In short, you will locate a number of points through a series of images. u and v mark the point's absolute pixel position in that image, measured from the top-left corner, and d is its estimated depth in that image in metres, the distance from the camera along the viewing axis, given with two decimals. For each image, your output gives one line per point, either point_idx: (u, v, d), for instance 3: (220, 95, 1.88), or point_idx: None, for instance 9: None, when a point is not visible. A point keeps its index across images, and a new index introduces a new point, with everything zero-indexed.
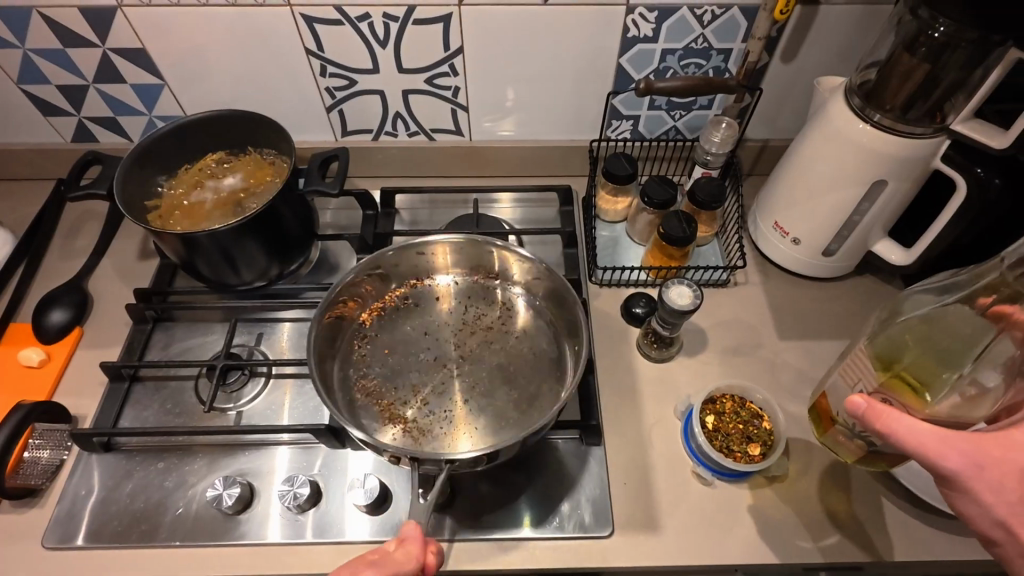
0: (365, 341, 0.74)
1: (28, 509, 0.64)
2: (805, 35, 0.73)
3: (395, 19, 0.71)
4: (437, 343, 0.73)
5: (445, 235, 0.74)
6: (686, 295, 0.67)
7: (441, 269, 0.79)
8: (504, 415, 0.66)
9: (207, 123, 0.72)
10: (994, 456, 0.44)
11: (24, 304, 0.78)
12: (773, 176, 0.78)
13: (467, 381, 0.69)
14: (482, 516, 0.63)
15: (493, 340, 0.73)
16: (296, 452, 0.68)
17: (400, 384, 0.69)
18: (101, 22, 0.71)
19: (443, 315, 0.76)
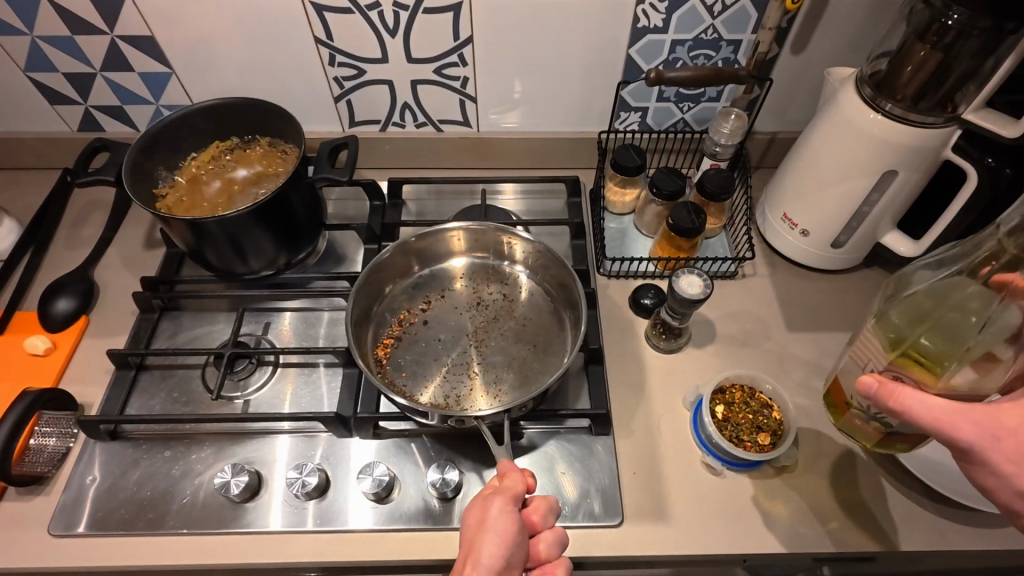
0: (388, 316, 0.75)
1: (33, 497, 0.64)
2: (815, 26, 0.73)
3: (404, 8, 0.71)
4: (454, 316, 0.74)
5: (461, 222, 0.75)
6: (696, 284, 0.67)
7: (457, 253, 0.80)
8: (535, 369, 0.69)
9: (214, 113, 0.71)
10: (1008, 427, 0.44)
11: (29, 293, 0.78)
12: (782, 168, 0.78)
13: (497, 340, 0.71)
14: None
15: (508, 305, 0.75)
16: (299, 440, 0.67)
17: (424, 348, 0.71)
18: (110, 9, 0.71)
19: (457, 292, 0.77)
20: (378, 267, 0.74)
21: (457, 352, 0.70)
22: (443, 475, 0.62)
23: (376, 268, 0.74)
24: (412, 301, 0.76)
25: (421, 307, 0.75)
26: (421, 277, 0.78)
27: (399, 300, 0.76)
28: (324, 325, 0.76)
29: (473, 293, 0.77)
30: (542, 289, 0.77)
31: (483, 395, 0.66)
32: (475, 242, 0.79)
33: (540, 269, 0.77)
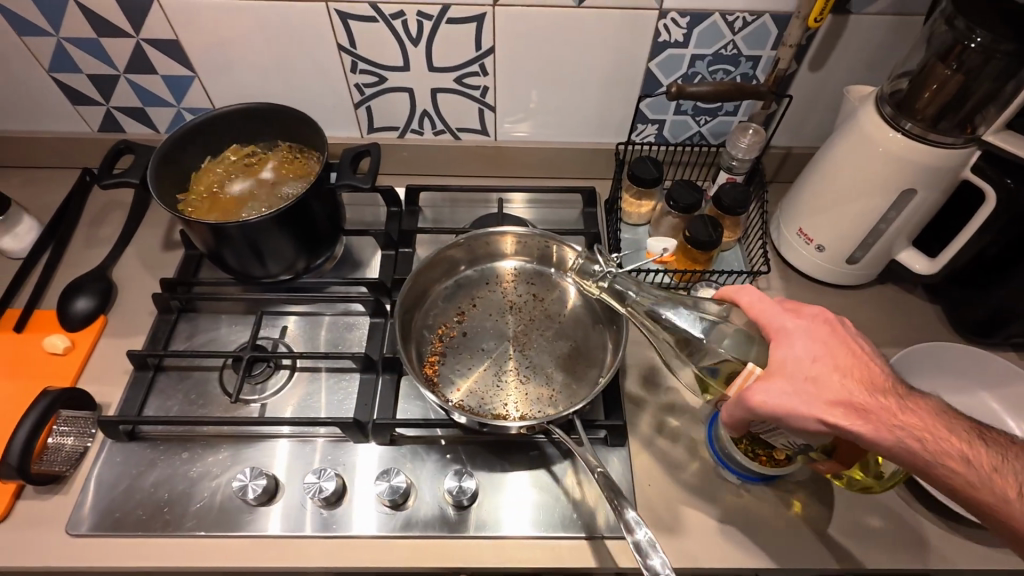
0: (430, 328, 0.73)
1: (51, 496, 0.64)
2: (834, 44, 0.74)
3: (428, 17, 0.72)
4: (489, 321, 0.74)
5: (520, 227, 0.74)
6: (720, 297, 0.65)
7: (510, 254, 0.79)
8: (579, 369, 0.69)
9: (245, 114, 0.72)
10: (780, 381, 0.50)
11: (47, 291, 0.78)
12: (799, 183, 0.79)
13: (537, 343, 0.71)
14: (491, 510, 0.64)
15: (543, 306, 0.75)
16: (298, 445, 0.68)
17: (464, 351, 0.71)
18: (136, 13, 0.71)
19: (495, 295, 0.76)
20: (424, 269, 0.73)
21: (501, 355, 0.70)
22: (460, 483, 0.63)
23: (418, 280, 0.73)
24: (450, 313, 0.74)
25: (456, 316, 0.74)
26: (454, 286, 0.77)
27: (437, 312, 0.75)
28: (341, 329, 0.77)
29: (507, 293, 0.76)
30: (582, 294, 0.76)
31: (522, 400, 0.66)
32: (521, 247, 0.78)
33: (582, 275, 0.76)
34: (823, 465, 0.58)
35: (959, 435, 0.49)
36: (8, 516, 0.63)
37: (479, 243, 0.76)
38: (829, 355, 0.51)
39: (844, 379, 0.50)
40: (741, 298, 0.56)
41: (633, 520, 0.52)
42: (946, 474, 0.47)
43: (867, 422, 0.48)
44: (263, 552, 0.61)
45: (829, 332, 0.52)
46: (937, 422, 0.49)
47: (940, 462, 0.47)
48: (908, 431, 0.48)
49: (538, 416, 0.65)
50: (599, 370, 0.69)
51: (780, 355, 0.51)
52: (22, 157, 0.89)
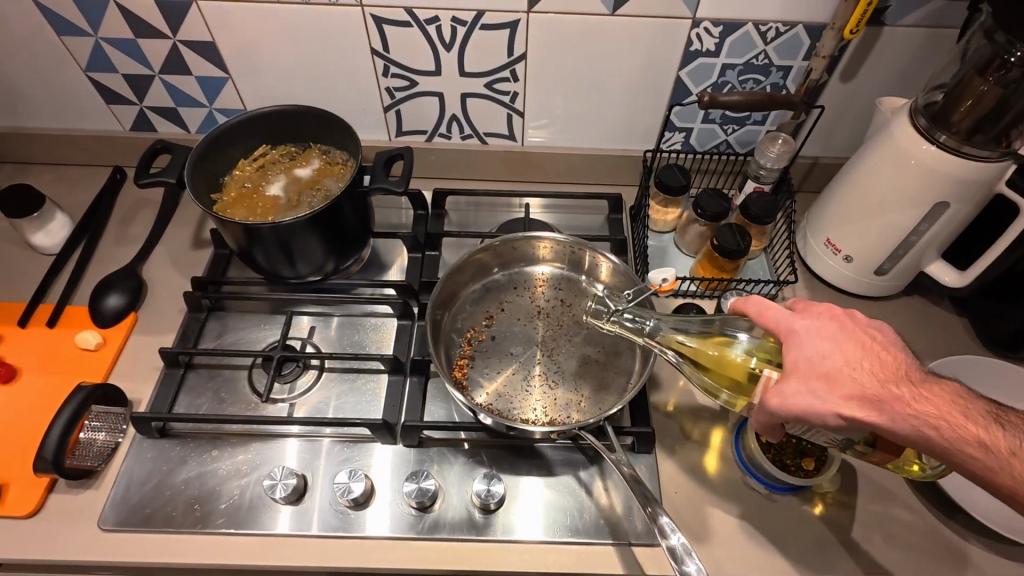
0: (460, 330, 0.73)
1: (83, 490, 0.65)
2: (866, 55, 0.74)
3: (463, 23, 0.72)
4: (517, 325, 0.74)
5: (556, 234, 0.75)
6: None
7: (545, 259, 0.79)
8: (607, 377, 0.69)
9: (284, 115, 0.73)
10: (793, 380, 0.51)
11: (79, 287, 0.79)
12: (827, 194, 0.79)
13: (566, 349, 0.72)
14: (504, 515, 0.64)
15: (572, 312, 0.75)
16: (305, 444, 0.68)
17: (493, 355, 0.71)
18: (174, 14, 0.72)
19: (524, 300, 0.76)
20: (455, 272, 0.74)
21: (529, 360, 0.70)
22: (489, 486, 0.63)
23: (449, 284, 0.74)
24: (479, 315, 0.75)
25: (486, 319, 0.74)
26: (481, 290, 0.77)
27: (467, 315, 0.75)
28: (367, 330, 0.77)
29: (535, 298, 0.77)
30: None
31: (551, 405, 0.67)
32: (557, 254, 0.78)
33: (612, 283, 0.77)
34: (874, 455, 0.57)
35: (980, 418, 0.48)
36: (41, 510, 0.63)
37: (506, 248, 0.77)
38: (841, 350, 0.51)
39: (857, 373, 0.50)
40: (749, 307, 0.56)
41: (668, 525, 0.52)
42: (966, 460, 0.46)
43: (880, 412, 0.48)
44: (268, 553, 0.61)
45: (838, 327, 0.52)
46: (955, 406, 0.48)
47: (959, 447, 0.46)
48: (922, 418, 0.47)
49: (565, 422, 0.65)
50: (627, 379, 0.69)
51: (792, 355, 0.52)
52: (54, 154, 0.91)
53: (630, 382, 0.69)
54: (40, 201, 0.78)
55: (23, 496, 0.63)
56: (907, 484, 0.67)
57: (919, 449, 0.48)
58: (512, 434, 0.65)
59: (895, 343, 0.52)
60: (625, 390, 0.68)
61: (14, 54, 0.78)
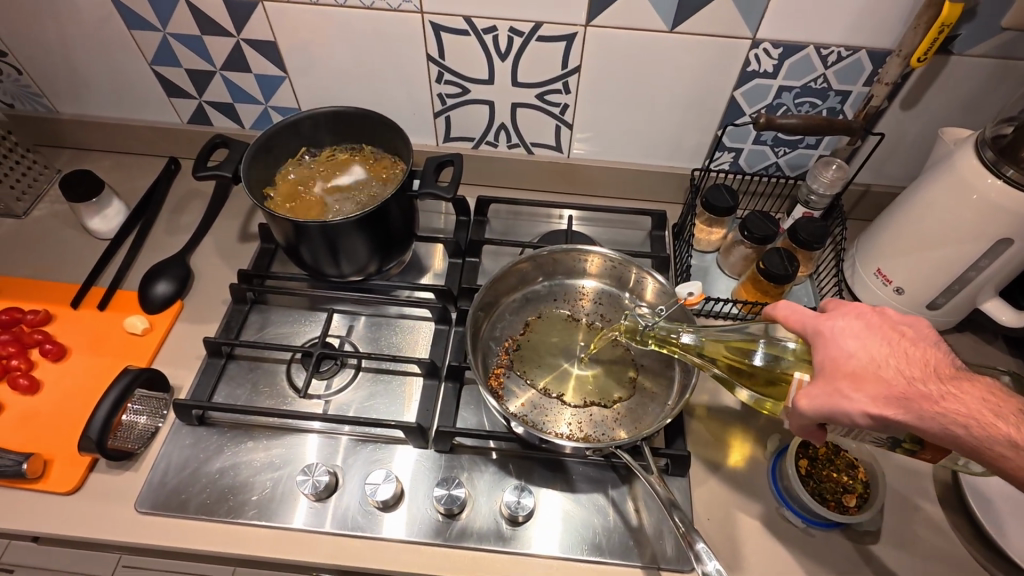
0: (498, 340, 0.73)
1: (123, 471, 0.66)
2: (930, 84, 0.72)
3: (519, 34, 0.73)
4: (557, 336, 0.74)
5: (606, 249, 0.74)
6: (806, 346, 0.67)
7: (590, 274, 0.79)
8: (646, 395, 0.69)
9: (341, 119, 0.75)
10: (821, 381, 0.49)
11: (129, 272, 0.81)
12: (880, 223, 0.76)
13: (603, 365, 0.71)
14: (527, 528, 0.63)
15: None
16: (323, 441, 0.68)
17: (530, 364, 0.71)
18: (240, 14, 0.74)
19: (565, 313, 0.76)
20: (497, 279, 0.74)
21: (568, 370, 0.70)
22: (520, 498, 0.62)
23: (490, 293, 0.73)
24: (519, 324, 0.75)
25: (523, 330, 0.74)
26: (518, 300, 0.77)
27: (506, 324, 0.75)
28: (404, 332, 0.77)
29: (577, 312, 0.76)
30: None
31: (585, 420, 0.66)
32: (607, 271, 0.77)
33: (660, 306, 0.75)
34: (926, 454, 0.54)
35: (1016, 415, 0.45)
36: (81, 487, 0.65)
37: (547, 259, 0.76)
38: (867, 347, 0.49)
39: (887, 370, 0.48)
40: (776, 310, 0.55)
41: (704, 551, 0.51)
42: (998, 459, 0.44)
43: (908, 411, 0.46)
44: (290, 546, 0.62)
45: (865, 324, 0.50)
46: (986, 403, 0.45)
47: (988, 446, 0.44)
48: (951, 416, 0.45)
49: (599, 437, 0.65)
50: (666, 399, 0.68)
51: (821, 355, 0.50)
52: (115, 142, 0.94)
53: (669, 402, 0.68)
54: (99, 187, 0.81)
55: (66, 473, 0.64)
56: (955, 529, 0.64)
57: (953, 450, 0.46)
58: (542, 447, 0.64)
59: (927, 338, 0.50)
60: (663, 411, 0.67)
61: (86, 45, 0.81)
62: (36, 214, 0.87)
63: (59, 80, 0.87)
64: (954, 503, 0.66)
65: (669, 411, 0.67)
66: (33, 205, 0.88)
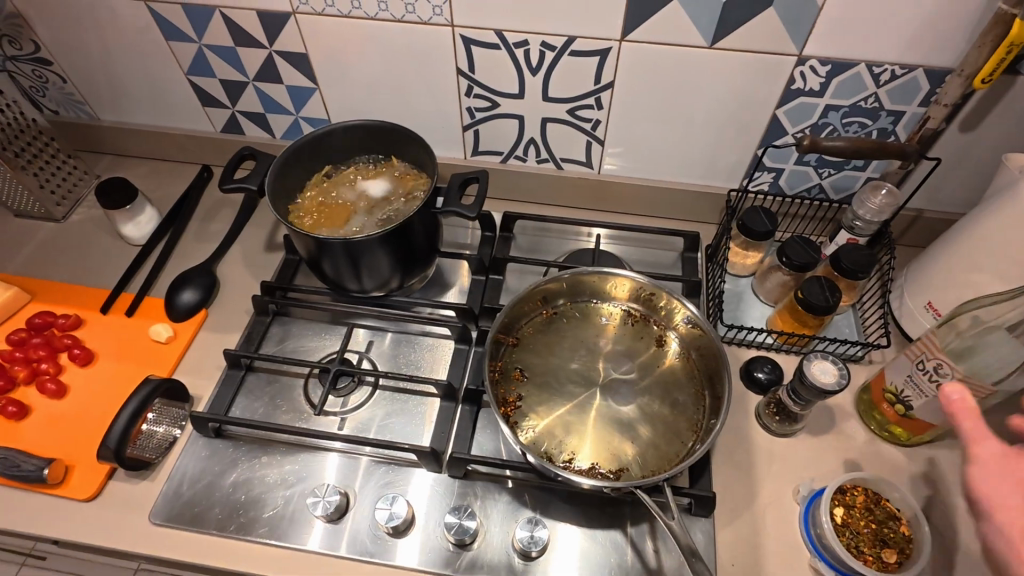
0: (507, 366, 0.70)
1: (140, 481, 0.66)
2: (994, 105, 0.67)
3: (552, 48, 0.70)
4: (579, 362, 0.71)
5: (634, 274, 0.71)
6: (832, 373, 0.61)
7: (618, 298, 0.75)
8: (671, 428, 0.66)
9: (368, 133, 0.74)
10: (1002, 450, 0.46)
11: (158, 279, 0.82)
12: (931, 252, 0.71)
13: (629, 396, 0.68)
14: (540, 561, 0.61)
15: (642, 360, 0.71)
16: (345, 460, 0.67)
17: (549, 390, 0.68)
18: (274, 26, 0.74)
19: (590, 338, 0.73)
20: (519, 301, 0.71)
21: (588, 400, 0.67)
22: (533, 532, 0.60)
23: (511, 316, 0.71)
24: (533, 345, 0.72)
25: (534, 353, 0.72)
26: (533, 317, 0.74)
27: (522, 346, 0.72)
28: (423, 350, 0.76)
29: (603, 337, 0.73)
30: (685, 354, 0.71)
31: (606, 454, 0.63)
32: (636, 295, 0.74)
33: (692, 336, 0.71)
34: (887, 406, 0.66)
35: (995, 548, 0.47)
36: (100, 495, 0.65)
37: (574, 282, 0.73)
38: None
39: None
40: None
41: None
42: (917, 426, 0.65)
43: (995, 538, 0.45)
44: (298, 567, 0.61)
45: None
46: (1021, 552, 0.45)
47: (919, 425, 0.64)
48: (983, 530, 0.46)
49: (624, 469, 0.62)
50: (693, 434, 0.65)
51: None
52: (152, 149, 0.96)
53: (696, 438, 0.65)
54: (133, 195, 0.83)
55: (85, 480, 0.65)
56: None
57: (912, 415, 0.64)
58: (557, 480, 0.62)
59: None
60: (689, 447, 0.64)
61: (125, 54, 0.82)
62: (74, 218, 0.90)
63: (99, 88, 0.88)
64: None
65: (697, 447, 0.63)
66: (72, 209, 0.91)
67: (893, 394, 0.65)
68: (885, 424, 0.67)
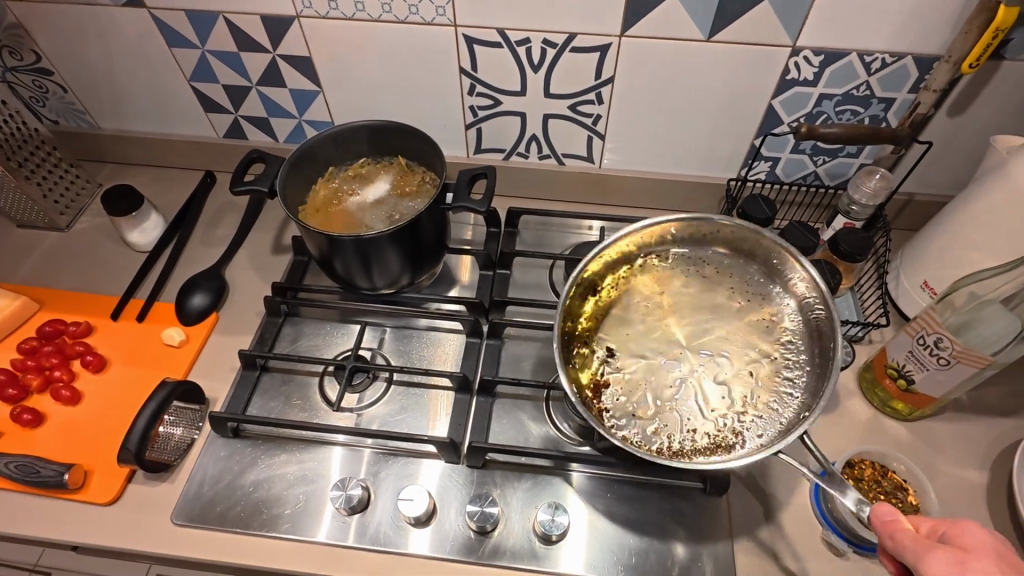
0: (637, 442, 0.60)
1: (160, 483, 0.67)
2: (980, 90, 0.69)
3: (553, 45, 0.72)
4: (643, 329, 0.67)
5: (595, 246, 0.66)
6: (804, 281, 0.65)
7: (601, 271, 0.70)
8: (760, 338, 0.65)
9: (375, 132, 0.75)
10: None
11: (167, 285, 0.83)
12: (924, 234, 0.74)
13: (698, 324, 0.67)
14: (555, 546, 0.62)
15: (682, 296, 0.69)
16: (349, 453, 0.68)
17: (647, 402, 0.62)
18: (277, 30, 0.75)
19: (629, 326, 0.68)
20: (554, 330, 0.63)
21: (683, 368, 0.64)
22: (554, 516, 0.61)
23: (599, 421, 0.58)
24: (602, 378, 0.64)
25: (634, 395, 0.63)
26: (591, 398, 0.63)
27: (592, 382, 0.64)
28: (434, 345, 0.77)
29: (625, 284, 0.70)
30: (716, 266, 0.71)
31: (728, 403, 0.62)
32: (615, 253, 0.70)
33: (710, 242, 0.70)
34: (890, 382, 0.68)
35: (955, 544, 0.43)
36: (119, 498, 0.65)
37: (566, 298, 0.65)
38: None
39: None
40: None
41: None
42: (914, 399, 0.67)
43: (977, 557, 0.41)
44: (322, 561, 0.62)
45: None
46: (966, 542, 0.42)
47: (917, 398, 0.67)
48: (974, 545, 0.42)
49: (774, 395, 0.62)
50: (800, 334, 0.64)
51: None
52: (154, 156, 0.96)
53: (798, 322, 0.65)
54: (139, 202, 0.83)
55: (105, 484, 0.65)
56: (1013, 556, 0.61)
57: (912, 387, 0.66)
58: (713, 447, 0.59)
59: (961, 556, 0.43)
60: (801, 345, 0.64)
61: (127, 61, 0.83)
62: (79, 227, 0.90)
63: (101, 96, 0.89)
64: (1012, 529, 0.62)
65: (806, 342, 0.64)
66: (75, 218, 0.91)
67: (896, 367, 0.67)
68: (886, 400, 0.70)
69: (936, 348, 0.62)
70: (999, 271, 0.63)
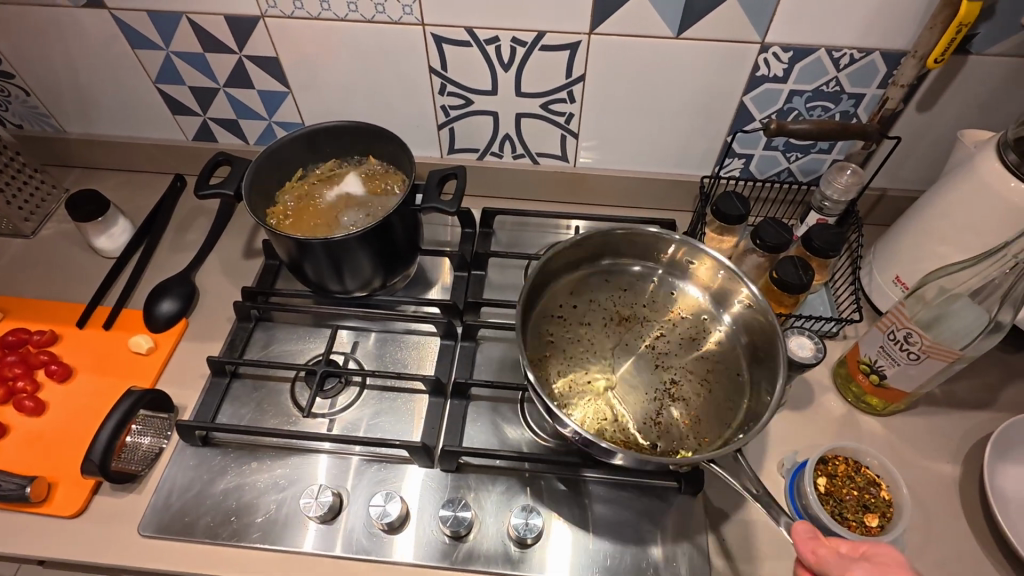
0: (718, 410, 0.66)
1: (127, 494, 0.65)
2: (947, 86, 0.70)
3: (523, 44, 0.71)
4: (589, 353, 0.68)
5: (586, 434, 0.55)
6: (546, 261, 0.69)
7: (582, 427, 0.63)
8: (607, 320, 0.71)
9: (344, 132, 0.74)
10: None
11: (135, 291, 0.81)
12: (896, 228, 0.74)
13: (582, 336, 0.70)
14: (535, 550, 0.61)
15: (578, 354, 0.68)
16: (334, 461, 0.67)
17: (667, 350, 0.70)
18: (242, 30, 0.74)
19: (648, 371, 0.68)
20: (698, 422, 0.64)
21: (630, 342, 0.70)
22: (528, 519, 0.60)
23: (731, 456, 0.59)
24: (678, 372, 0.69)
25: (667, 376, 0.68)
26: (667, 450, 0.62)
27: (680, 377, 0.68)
28: (408, 348, 0.76)
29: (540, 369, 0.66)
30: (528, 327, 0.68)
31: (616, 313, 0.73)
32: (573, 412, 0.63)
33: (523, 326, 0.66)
34: (863, 376, 0.68)
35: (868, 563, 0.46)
36: (85, 511, 0.64)
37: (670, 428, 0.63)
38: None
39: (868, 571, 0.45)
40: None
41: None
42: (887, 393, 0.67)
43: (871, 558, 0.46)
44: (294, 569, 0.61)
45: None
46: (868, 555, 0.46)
47: (889, 392, 0.67)
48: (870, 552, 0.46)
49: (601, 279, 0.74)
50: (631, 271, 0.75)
51: None
52: (122, 160, 0.94)
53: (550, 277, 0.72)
54: (105, 207, 0.81)
55: (69, 496, 0.64)
56: (985, 549, 0.61)
57: (884, 382, 0.66)
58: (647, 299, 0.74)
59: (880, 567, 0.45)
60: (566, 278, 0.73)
61: (91, 64, 0.81)
62: (44, 233, 0.88)
63: (65, 99, 0.87)
64: (984, 522, 0.63)
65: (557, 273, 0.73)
66: (41, 224, 0.89)
67: (869, 360, 0.67)
68: (860, 396, 0.70)
69: (906, 343, 0.62)
70: (965, 266, 0.64)
